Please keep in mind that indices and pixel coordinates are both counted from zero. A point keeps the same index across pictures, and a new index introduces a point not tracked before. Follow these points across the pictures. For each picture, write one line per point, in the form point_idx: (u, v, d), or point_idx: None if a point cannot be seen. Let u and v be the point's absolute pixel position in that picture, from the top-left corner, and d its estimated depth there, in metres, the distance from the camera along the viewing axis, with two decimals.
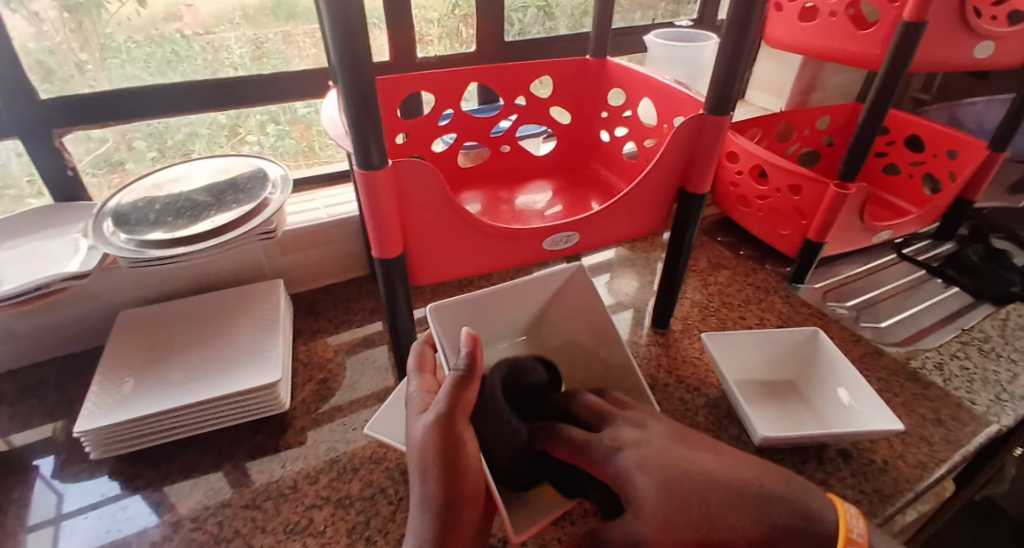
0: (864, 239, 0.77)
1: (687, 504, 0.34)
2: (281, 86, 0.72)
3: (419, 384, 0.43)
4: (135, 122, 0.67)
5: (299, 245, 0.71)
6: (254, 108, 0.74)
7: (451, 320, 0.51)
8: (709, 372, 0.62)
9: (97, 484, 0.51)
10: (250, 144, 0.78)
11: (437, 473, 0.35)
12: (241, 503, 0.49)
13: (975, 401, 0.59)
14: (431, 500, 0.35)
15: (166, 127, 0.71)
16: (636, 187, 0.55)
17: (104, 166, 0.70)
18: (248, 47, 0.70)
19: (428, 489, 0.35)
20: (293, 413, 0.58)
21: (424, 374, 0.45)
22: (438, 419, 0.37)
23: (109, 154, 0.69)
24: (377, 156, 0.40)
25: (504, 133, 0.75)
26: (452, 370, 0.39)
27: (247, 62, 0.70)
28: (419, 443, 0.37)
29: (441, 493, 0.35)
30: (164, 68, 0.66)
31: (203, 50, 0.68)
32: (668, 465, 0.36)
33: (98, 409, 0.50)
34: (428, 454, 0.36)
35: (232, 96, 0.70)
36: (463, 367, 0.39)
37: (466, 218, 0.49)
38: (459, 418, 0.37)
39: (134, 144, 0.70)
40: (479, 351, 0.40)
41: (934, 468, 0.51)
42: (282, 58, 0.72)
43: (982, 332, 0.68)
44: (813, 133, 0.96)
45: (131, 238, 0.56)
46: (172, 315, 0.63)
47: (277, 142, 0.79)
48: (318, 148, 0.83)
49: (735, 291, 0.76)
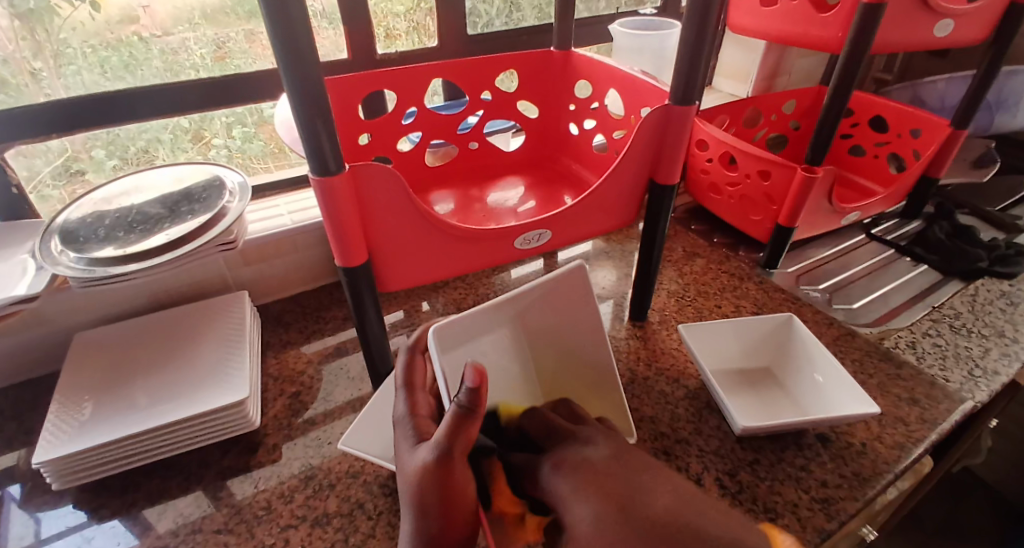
0: (833, 222, 0.78)
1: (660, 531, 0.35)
2: (243, 90, 0.69)
3: (409, 408, 0.41)
4: (88, 132, 0.64)
5: (264, 255, 0.69)
6: (218, 111, 0.71)
7: (451, 339, 0.45)
8: (688, 363, 0.62)
9: (62, 513, 0.49)
10: (217, 147, 0.74)
11: (428, 511, 0.34)
12: (213, 527, 0.47)
13: (948, 379, 0.59)
14: (427, 538, 0.34)
15: (125, 133, 0.67)
16: (604, 183, 0.54)
17: (62, 177, 0.66)
18: (209, 48, 0.67)
19: (425, 528, 0.34)
20: (265, 430, 0.56)
21: (414, 393, 0.42)
22: (437, 458, 0.35)
23: (67, 165, 0.66)
24: (333, 161, 0.39)
25: (472, 129, 0.73)
26: (452, 404, 0.35)
27: (209, 62, 0.67)
28: (409, 476, 0.35)
29: (437, 533, 0.34)
30: (121, 74, 0.63)
31: (162, 52, 0.64)
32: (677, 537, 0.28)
33: (55, 439, 0.48)
34: (427, 496, 0.34)
35: (195, 101, 0.67)
36: (465, 404, 0.35)
37: (432, 219, 0.47)
38: (458, 455, 0.35)
39: (94, 154, 0.67)
40: (484, 388, 0.35)
41: (911, 448, 0.52)
42: (245, 58, 0.69)
43: (952, 309, 0.70)
44: (780, 117, 0.97)
45: (81, 256, 0.53)
46: (135, 333, 0.61)
47: (244, 145, 0.76)
48: (286, 150, 0.80)
49: (711, 279, 0.76)
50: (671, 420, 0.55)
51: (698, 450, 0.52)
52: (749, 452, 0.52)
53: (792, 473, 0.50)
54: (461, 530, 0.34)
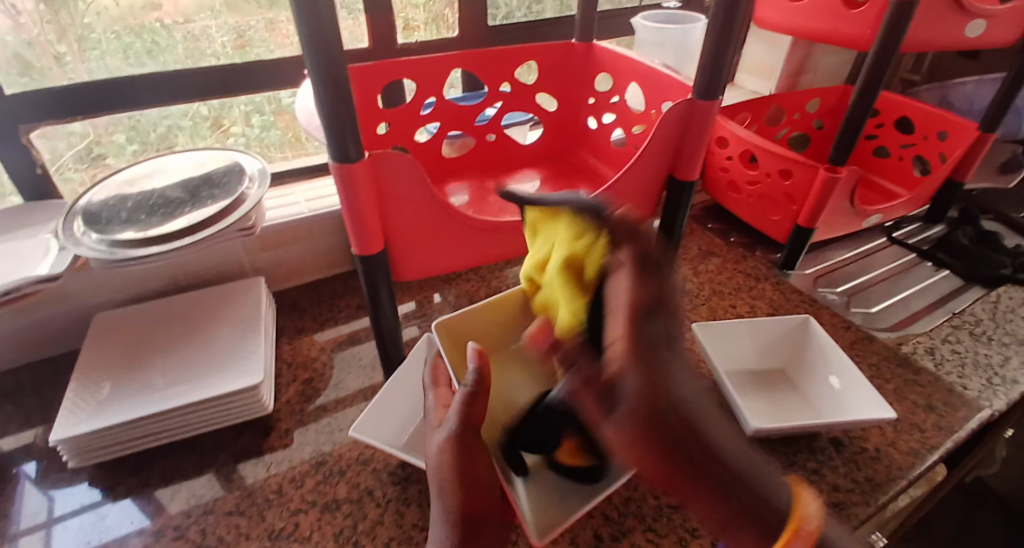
0: (854, 224, 0.76)
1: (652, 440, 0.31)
2: (262, 77, 0.70)
3: (434, 400, 0.45)
4: (111, 116, 0.64)
5: (280, 242, 0.69)
6: (238, 98, 0.71)
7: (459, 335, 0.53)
8: (700, 362, 0.62)
9: (77, 491, 0.50)
10: (235, 135, 0.75)
11: (456, 488, 0.37)
12: (225, 510, 0.48)
13: (966, 386, 0.58)
14: (451, 514, 0.37)
15: (145, 119, 0.68)
16: (623, 177, 0.53)
17: (84, 161, 0.67)
18: (230, 36, 0.67)
19: (448, 505, 0.37)
20: (278, 414, 0.56)
21: (439, 388, 0.47)
22: (452, 437, 0.39)
23: (88, 150, 0.67)
24: (354, 148, 0.39)
25: (489, 121, 0.73)
26: (462, 387, 0.41)
27: (229, 50, 0.68)
28: (437, 459, 0.39)
29: (458, 509, 0.37)
30: (143, 59, 0.63)
31: (184, 39, 0.65)
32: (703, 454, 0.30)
33: (74, 416, 0.49)
34: (447, 473, 0.38)
35: (214, 87, 0.67)
36: (472, 384, 0.41)
37: (449, 209, 0.47)
38: (472, 434, 0.39)
39: (114, 138, 0.68)
40: (485, 366, 0.41)
41: (926, 455, 0.51)
42: (265, 46, 0.70)
43: (973, 315, 0.68)
44: (803, 116, 0.95)
45: (102, 239, 0.54)
46: (153, 316, 0.62)
47: (261, 133, 0.77)
48: (304, 139, 0.81)
49: (726, 279, 0.75)
50: None
51: None
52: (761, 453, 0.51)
53: (803, 477, 0.49)
54: (487, 500, 0.38)
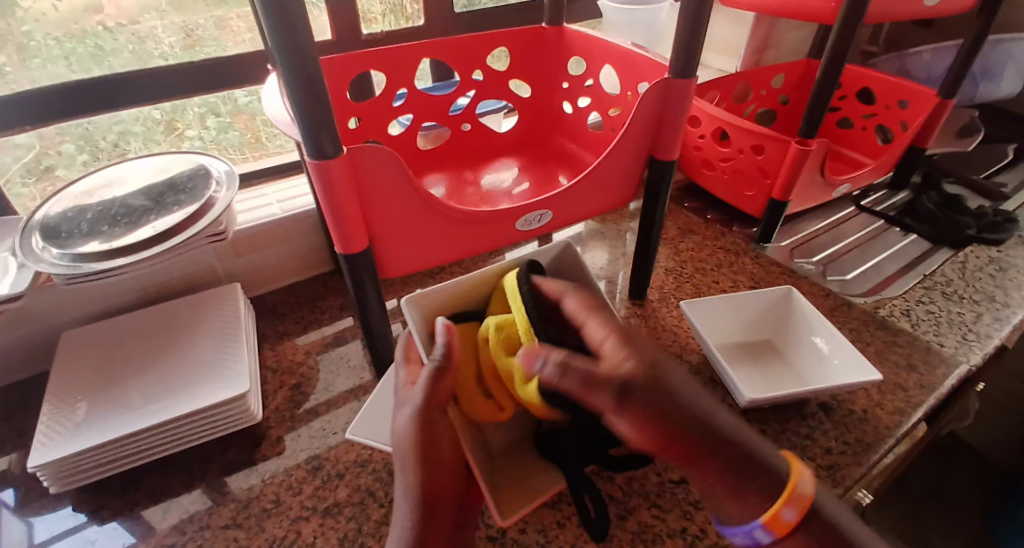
0: (825, 194, 0.78)
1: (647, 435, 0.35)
2: (215, 77, 0.65)
3: (406, 375, 0.44)
4: (62, 124, 0.61)
5: (252, 246, 0.67)
6: (191, 100, 0.68)
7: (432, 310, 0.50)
8: (689, 338, 0.62)
9: (60, 517, 0.47)
10: (191, 139, 0.72)
11: (416, 467, 0.38)
12: (221, 524, 0.46)
13: (943, 343, 0.61)
14: (411, 490, 0.38)
15: (96, 126, 0.64)
16: (604, 160, 0.53)
17: (33, 174, 0.64)
18: (178, 36, 0.64)
19: (408, 481, 0.38)
20: (267, 423, 0.55)
21: (411, 364, 0.46)
22: (416, 415, 0.39)
23: (37, 160, 0.63)
24: (330, 143, 0.37)
25: (463, 111, 0.72)
26: (431, 361, 0.41)
27: (177, 50, 0.64)
28: (403, 436, 0.39)
29: (418, 486, 0.37)
30: (87, 65, 0.60)
31: (129, 41, 0.62)
32: (706, 434, 0.36)
33: (49, 440, 0.46)
34: (407, 450, 0.38)
35: (161, 88, 0.62)
36: (440, 360, 0.41)
37: (431, 201, 0.46)
38: (436, 410, 0.40)
39: (62, 149, 0.64)
40: (453, 341, 0.42)
41: (910, 413, 0.53)
42: (216, 45, 0.66)
43: (943, 276, 0.71)
44: (769, 92, 0.97)
45: (64, 253, 0.51)
46: (125, 330, 0.59)
47: (219, 135, 0.74)
48: (263, 138, 0.77)
49: (707, 256, 0.76)
50: None
51: None
52: (755, 423, 0.53)
53: (797, 443, 0.51)
54: (447, 476, 0.39)
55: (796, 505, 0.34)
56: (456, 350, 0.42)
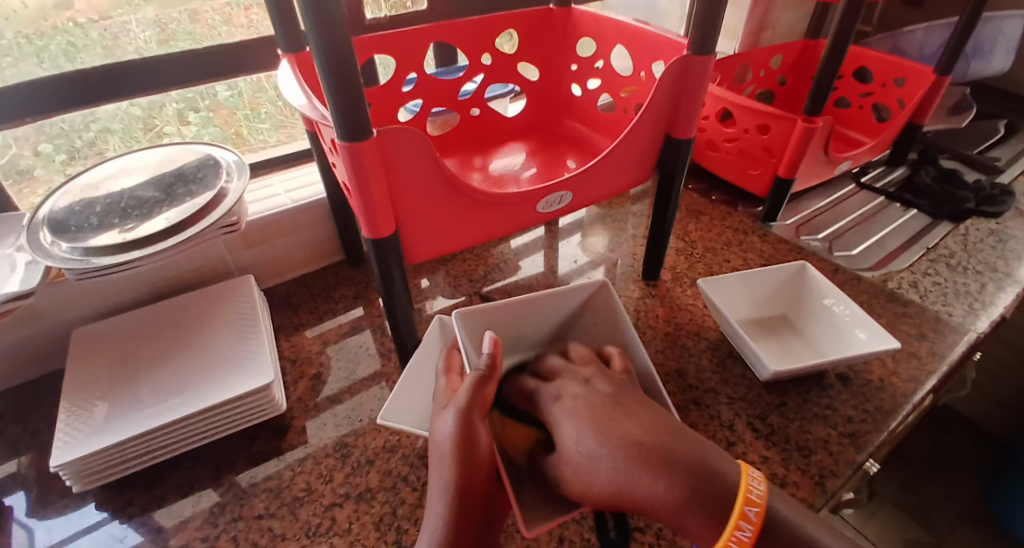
0: (828, 171, 0.79)
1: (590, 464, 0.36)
2: (201, 66, 0.63)
3: (445, 383, 0.45)
4: (37, 123, 0.59)
5: (261, 237, 0.66)
6: (167, 96, 0.66)
7: (478, 325, 0.50)
8: (706, 316, 0.63)
9: (84, 514, 0.47)
10: (169, 137, 0.70)
11: (454, 464, 0.37)
12: (254, 513, 0.46)
13: (951, 312, 0.62)
14: (446, 486, 0.36)
15: (72, 125, 0.62)
16: (624, 140, 0.53)
17: (11, 176, 0.61)
18: (153, 30, 0.62)
19: (444, 479, 0.37)
20: (291, 413, 0.54)
21: (451, 374, 0.46)
22: (459, 416, 0.39)
23: (14, 162, 0.61)
24: (362, 125, 0.36)
25: (472, 95, 0.71)
26: (474, 368, 0.43)
27: (153, 45, 0.62)
28: (442, 439, 0.39)
29: (455, 482, 0.36)
30: (61, 63, 0.57)
31: (102, 37, 0.60)
32: (642, 455, 0.35)
33: (72, 438, 0.45)
34: (447, 448, 0.38)
35: (128, 82, 0.59)
36: (483, 368, 0.42)
37: (456, 184, 0.46)
38: (477, 414, 0.40)
39: (40, 149, 0.62)
40: (498, 354, 0.44)
41: (925, 380, 0.54)
42: (191, 39, 0.64)
43: (946, 249, 0.72)
44: (767, 73, 0.98)
45: (75, 246, 0.49)
46: (139, 325, 0.58)
47: (199, 132, 0.72)
48: (245, 134, 0.76)
49: (716, 236, 0.77)
50: (697, 372, 0.56)
51: (727, 398, 0.54)
52: (776, 396, 0.54)
53: (819, 413, 0.52)
54: (485, 476, 0.38)
55: (745, 521, 0.31)
56: (499, 361, 0.44)
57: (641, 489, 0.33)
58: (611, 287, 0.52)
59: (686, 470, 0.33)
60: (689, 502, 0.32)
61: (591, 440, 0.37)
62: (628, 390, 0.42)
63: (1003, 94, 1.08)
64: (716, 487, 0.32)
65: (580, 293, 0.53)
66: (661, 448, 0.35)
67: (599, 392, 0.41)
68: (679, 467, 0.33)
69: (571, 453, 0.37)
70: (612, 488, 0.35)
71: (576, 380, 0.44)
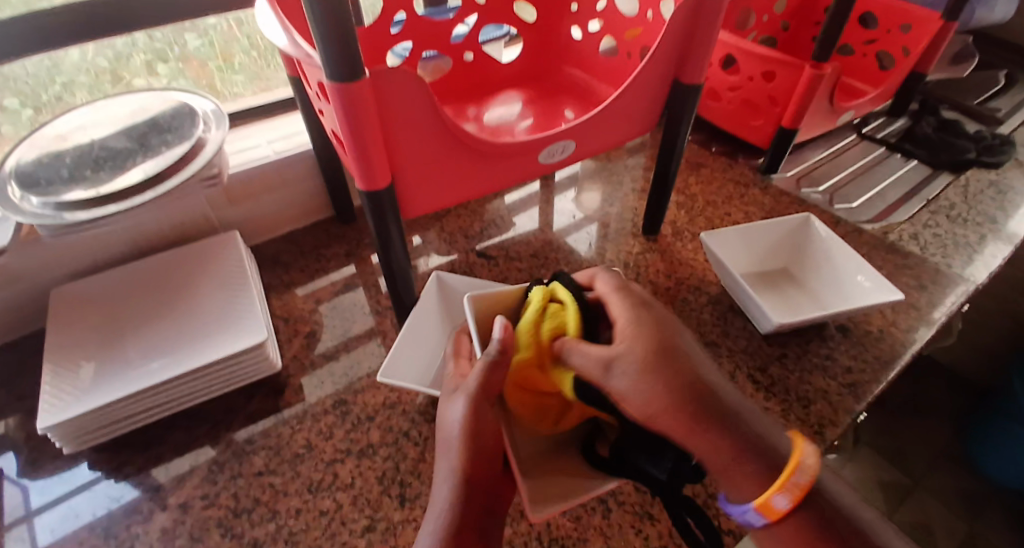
0: (831, 121, 0.77)
1: (645, 387, 0.35)
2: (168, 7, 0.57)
3: (454, 368, 0.44)
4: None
5: (246, 192, 0.62)
6: (134, 46, 0.63)
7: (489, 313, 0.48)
8: (707, 270, 0.62)
9: (79, 475, 0.46)
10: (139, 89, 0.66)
11: (460, 452, 0.36)
12: (253, 471, 0.45)
13: (950, 264, 0.62)
14: (452, 474, 0.36)
15: (32, 79, 0.59)
16: (630, 86, 0.50)
17: None
18: None
19: (450, 466, 0.36)
20: (287, 371, 0.53)
21: (460, 359, 0.45)
22: (466, 405, 0.38)
23: None
24: (355, 64, 0.33)
25: (465, 39, 0.67)
26: (486, 353, 0.39)
27: None
28: (449, 426, 0.38)
29: (461, 469, 0.36)
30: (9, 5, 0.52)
31: None
32: (704, 400, 0.34)
33: (59, 400, 0.44)
34: (454, 437, 0.37)
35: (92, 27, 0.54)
36: (495, 351, 0.39)
37: (455, 131, 0.43)
38: (485, 402, 0.38)
39: (4, 104, 0.59)
40: (511, 338, 0.40)
41: (923, 330, 0.55)
42: None
43: (946, 200, 0.72)
44: (770, 18, 0.93)
45: (46, 201, 0.47)
46: (122, 285, 0.55)
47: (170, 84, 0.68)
48: (220, 87, 0.71)
49: (717, 189, 0.75)
50: (698, 325, 0.56)
51: (728, 351, 0.53)
52: (777, 347, 0.53)
53: (818, 364, 0.52)
54: (490, 464, 0.37)
55: (790, 492, 0.31)
56: (512, 346, 0.40)
57: (706, 431, 0.33)
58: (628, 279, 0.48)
59: (740, 434, 0.33)
60: (744, 453, 0.33)
61: (650, 371, 0.35)
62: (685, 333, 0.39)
63: (1005, 43, 1.06)
64: (771, 453, 0.33)
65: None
66: (718, 400, 0.34)
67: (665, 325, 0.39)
68: (742, 430, 0.33)
69: (630, 371, 0.35)
70: (661, 414, 0.34)
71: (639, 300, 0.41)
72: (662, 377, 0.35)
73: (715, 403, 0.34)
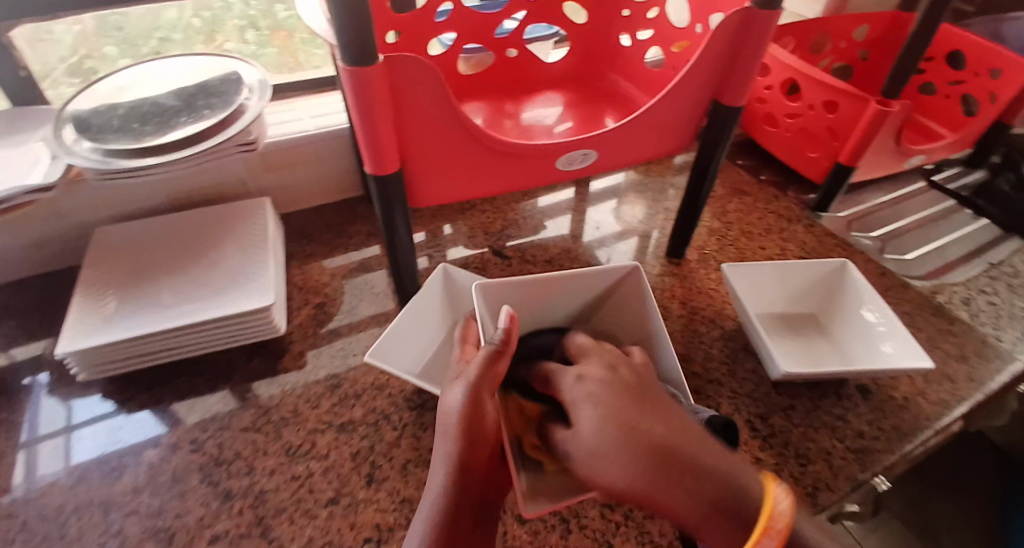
0: (895, 164, 0.71)
1: (602, 456, 0.31)
2: None
3: (461, 353, 0.43)
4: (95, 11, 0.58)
5: (282, 161, 0.65)
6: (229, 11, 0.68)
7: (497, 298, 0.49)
8: (726, 304, 0.59)
9: (90, 403, 0.49)
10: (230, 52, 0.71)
11: (458, 440, 0.35)
12: (241, 426, 0.47)
13: (1001, 338, 0.56)
14: (450, 457, 0.35)
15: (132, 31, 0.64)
16: (663, 99, 0.48)
17: (78, 75, 0.63)
18: None
19: (449, 451, 0.36)
20: (290, 337, 0.55)
21: (467, 345, 0.44)
22: (467, 393, 0.37)
23: (80, 63, 0.62)
24: (369, 50, 0.33)
25: (510, 34, 0.67)
26: (487, 343, 0.39)
27: None
28: (449, 411, 0.37)
29: (460, 457, 0.35)
30: None
31: None
32: (669, 460, 0.30)
33: (79, 330, 0.47)
34: (453, 421, 0.36)
35: None
36: (498, 342, 0.39)
37: (469, 126, 0.43)
38: (488, 388, 0.37)
39: (104, 51, 0.64)
40: (515, 329, 0.40)
41: (954, 406, 0.50)
42: None
43: (1013, 267, 0.65)
44: (849, 45, 0.87)
45: (96, 147, 0.50)
46: (157, 232, 0.58)
47: (257, 51, 0.72)
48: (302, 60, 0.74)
49: (757, 219, 0.71)
50: (704, 359, 0.53)
51: (729, 392, 0.51)
52: (785, 398, 0.50)
53: (828, 423, 0.48)
54: (487, 455, 0.36)
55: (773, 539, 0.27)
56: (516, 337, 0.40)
57: (670, 494, 0.29)
58: (643, 273, 0.49)
59: (715, 491, 0.29)
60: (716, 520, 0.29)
61: (603, 425, 0.32)
62: (655, 388, 0.36)
63: None
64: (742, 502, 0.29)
65: (609, 277, 0.50)
66: (687, 455, 0.30)
67: (624, 381, 0.35)
68: (709, 480, 0.29)
69: (586, 436, 0.32)
70: (634, 493, 0.30)
71: (600, 362, 0.38)
72: (610, 444, 0.31)
73: (684, 458, 0.30)
